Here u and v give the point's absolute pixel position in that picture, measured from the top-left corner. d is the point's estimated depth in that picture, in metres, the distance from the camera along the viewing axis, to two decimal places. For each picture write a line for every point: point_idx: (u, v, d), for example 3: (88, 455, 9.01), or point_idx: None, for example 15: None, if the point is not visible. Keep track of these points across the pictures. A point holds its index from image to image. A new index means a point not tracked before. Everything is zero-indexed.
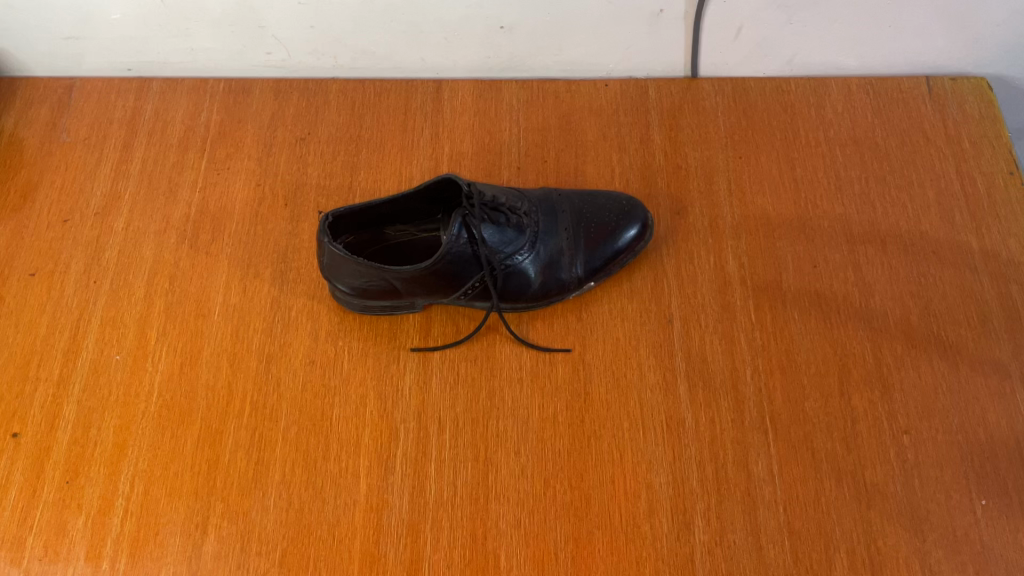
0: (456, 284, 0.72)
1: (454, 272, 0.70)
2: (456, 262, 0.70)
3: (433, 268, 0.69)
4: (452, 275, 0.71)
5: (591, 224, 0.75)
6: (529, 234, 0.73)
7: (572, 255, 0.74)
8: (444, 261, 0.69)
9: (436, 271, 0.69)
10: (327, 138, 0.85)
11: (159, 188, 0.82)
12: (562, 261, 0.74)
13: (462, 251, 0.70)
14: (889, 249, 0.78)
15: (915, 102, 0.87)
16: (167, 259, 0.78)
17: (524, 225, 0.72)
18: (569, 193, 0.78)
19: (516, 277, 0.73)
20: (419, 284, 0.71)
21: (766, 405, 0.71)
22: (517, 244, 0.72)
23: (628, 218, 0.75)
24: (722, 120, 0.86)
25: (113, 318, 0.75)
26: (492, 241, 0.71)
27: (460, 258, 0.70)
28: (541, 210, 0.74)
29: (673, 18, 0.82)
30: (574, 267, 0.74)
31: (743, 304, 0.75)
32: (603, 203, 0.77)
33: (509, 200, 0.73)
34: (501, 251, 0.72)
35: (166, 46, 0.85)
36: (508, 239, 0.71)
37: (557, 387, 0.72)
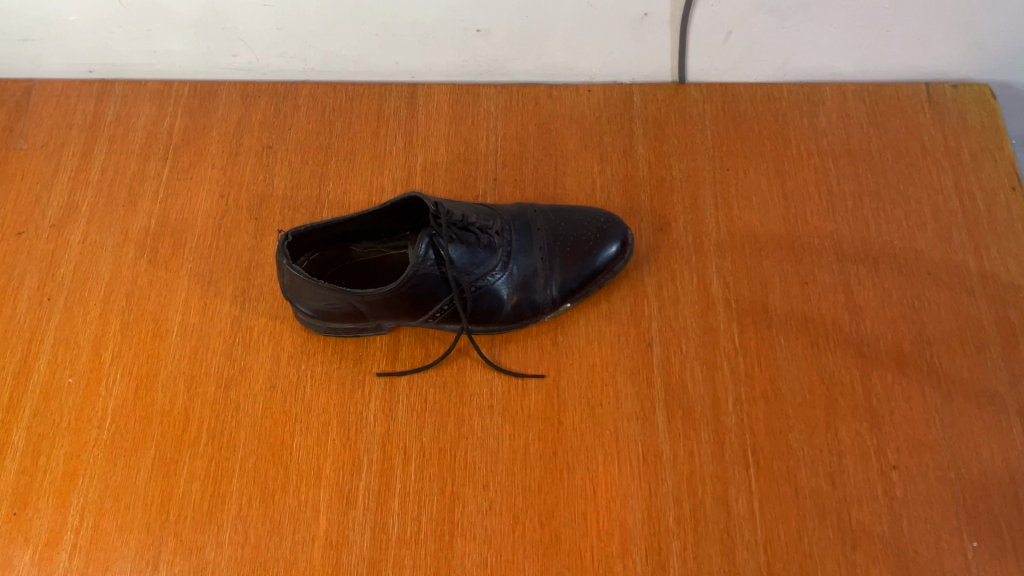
0: (424, 307, 0.68)
1: (421, 294, 0.67)
2: (422, 285, 0.66)
3: (397, 291, 0.65)
4: (419, 298, 0.67)
5: (568, 242, 0.71)
6: (501, 254, 0.69)
7: (547, 275, 0.70)
8: (409, 283, 0.66)
9: (401, 293, 0.66)
10: (295, 146, 0.81)
11: (118, 198, 0.78)
12: (537, 282, 0.70)
13: (428, 273, 0.66)
14: (882, 270, 0.74)
15: (914, 110, 0.82)
16: (124, 275, 0.75)
17: (496, 244, 0.69)
18: (546, 209, 0.74)
19: (488, 299, 0.69)
20: (384, 307, 0.67)
21: (748, 437, 0.67)
22: (488, 264, 0.68)
23: (606, 236, 0.71)
24: (709, 129, 0.82)
25: (67, 337, 0.72)
26: (461, 262, 0.67)
27: (426, 281, 0.66)
28: (515, 228, 0.71)
29: (658, 22, 0.77)
30: (548, 288, 0.70)
31: (727, 328, 0.72)
32: (582, 219, 0.73)
33: (480, 218, 0.69)
34: (472, 272, 0.68)
35: (128, 48, 0.81)
36: (478, 260, 0.68)
37: (529, 416, 0.68)
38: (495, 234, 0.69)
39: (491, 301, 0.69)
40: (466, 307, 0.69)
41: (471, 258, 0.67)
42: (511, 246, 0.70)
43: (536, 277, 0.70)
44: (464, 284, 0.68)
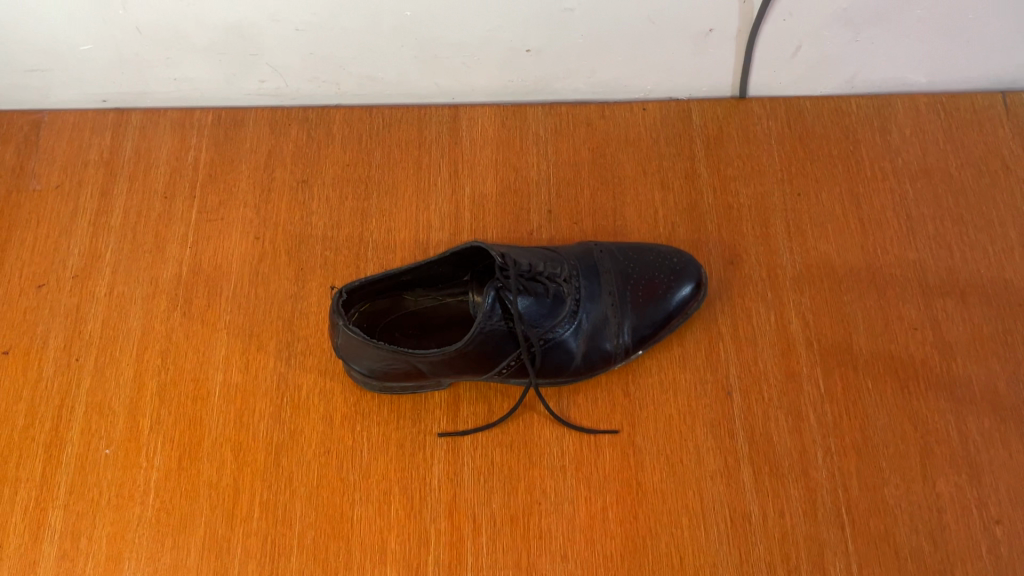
0: (489, 364, 0.62)
1: (488, 351, 0.62)
2: (489, 341, 0.61)
3: (462, 349, 0.60)
4: (484, 355, 0.61)
5: (639, 284, 0.66)
6: (571, 302, 0.63)
7: (619, 321, 0.65)
8: (475, 340, 0.60)
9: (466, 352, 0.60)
10: (332, 180, 0.75)
11: (144, 243, 0.73)
12: (608, 330, 0.65)
13: (496, 328, 0.61)
14: (970, 303, 0.69)
15: (992, 123, 0.77)
16: (156, 330, 0.69)
17: (565, 292, 0.63)
18: (611, 248, 0.69)
19: (556, 351, 0.64)
20: (447, 366, 0.61)
21: (841, 494, 0.63)
22: (558, 315, 0.63)
23: (679, 277, 0.66)
24: (776, 149, 0.76)
25: (101, 402, 0.66)
26: (529, 314, 0.62)
27: (493, 336, 0.61)
28: (582, 272, 0.66)
29: (723, 37, 0.72)
30: (620, 335, 0.65)
31: (810, 372, 0.67)
32: (651, 258, 0.68)
33: (547, 265, 0.64)
34: (541, 325, 0.62)
35: (146, 76, 0.75)
36: (547, 310, 0.62)
37: (604, 477, 0.64)
38: (564, 280, 0.63)
39: (560, 353, 0.64)
40: (534, 362, 0.63)
41: (540, 310, 0.62)
42: (580, 292, 0.64)
43: (607, 325, 0.65)
44: (533, 338, 0.62)
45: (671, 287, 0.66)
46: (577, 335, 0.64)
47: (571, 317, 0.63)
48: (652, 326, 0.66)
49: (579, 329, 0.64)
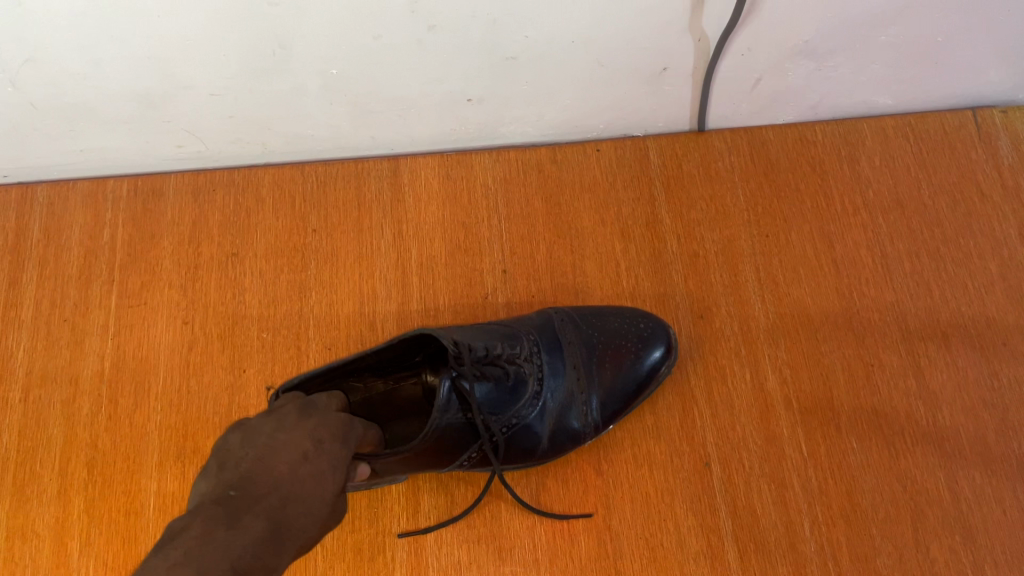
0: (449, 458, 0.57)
1: (448, 446, 0.56)
2: (449, 435, 0.55)
3: (419, 448, 0.54)
4: (443, 451, 0.56)
5: (605, 355, 0.62)
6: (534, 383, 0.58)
7: (585, 396, 0.61)
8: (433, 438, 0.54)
9: (423, 450, 0.55)
10: (264, 251, 0.69)
11: (60, 338, 0.66)
12: (574, 406, 0.60)
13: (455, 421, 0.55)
14: (953, 346, 0.66)
15: (964, 145, 0.73)
16: (80, 437, 0.63)
17: (527, 372, 0.58)
18: (572, 314, 0.64)
19: (522, 437, 0.59)
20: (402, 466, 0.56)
21: (832, 568, 0.59)
22: (521, 398, 0.58)
23: (647, 344, 0.62)
24: (740, 187, 0.71)
25: (23, 525, 0.60)
26: (489, 401, 0.56)
27: (453, 430, 0.55)
28: (544, 345, 0.60)
29: (679, 75, 0.66)
30: (589, 412, 0.61)
31: (792, 434, 0.63)
32: (616, 324, 0.63)
33: (506, 342, 0.58)
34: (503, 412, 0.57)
35: (47, 149, 0.67)
36: (509, 394, 0.57)
37: (581, 569, 0.59)
38: (525, 359, 0.58)
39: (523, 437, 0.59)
40: (496, 450, 0.58)
41: (501, 395, 0.56)
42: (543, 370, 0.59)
43: (571, 401, 0.60)
44: (495, 426, 0.57)
45: (638, 353, 0.62)
46: (543, 418, 0.59)
47: (535, 396, 0.58)
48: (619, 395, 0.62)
49: (545, 410, 0.59)
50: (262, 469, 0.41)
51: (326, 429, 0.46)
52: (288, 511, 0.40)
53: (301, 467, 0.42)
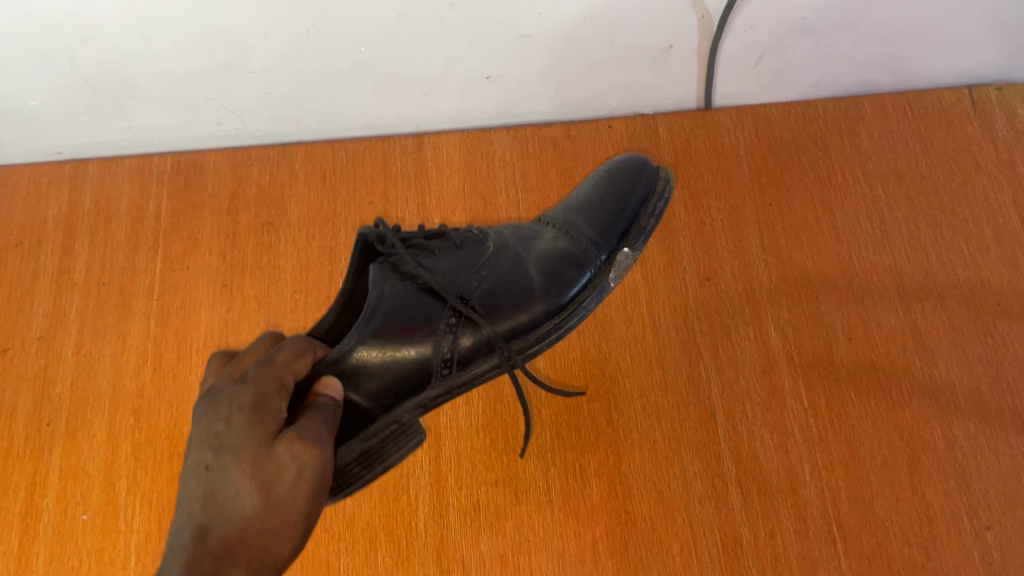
0: (430, 339, 0.53)
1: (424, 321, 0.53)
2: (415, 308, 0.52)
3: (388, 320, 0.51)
4: (416, 328, 0.52)
5: (573, 219, 0.63)
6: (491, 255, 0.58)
7: (571, 242, 0.61)
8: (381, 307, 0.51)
9: (398, 327, 0.51)
10: (298, 221, 0.74)
11: (110, 298, 0.71)
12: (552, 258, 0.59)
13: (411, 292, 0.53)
14: (949, 305, 0.69)
15: (960, 120, 0.76)
16: (127, 388, 0.68)
17: (480, 243, 0.58)
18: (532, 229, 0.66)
19: (513, 288, 0.56)
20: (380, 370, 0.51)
21: (832, 510, 0.62)
22: (480, 256, 0.57)
23: (616, 189, 0.65)
24: (745, 160, 0.75)
25: (75, 467, 0.65)
26: (441, 265, 0.55)
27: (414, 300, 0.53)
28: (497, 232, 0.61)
29: (685, 53, 0.71)
30: (584, 249, 0.61)
31: (793, 386, 0.67)
32: (580, 202, 0.65)
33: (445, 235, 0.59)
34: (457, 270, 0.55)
35: (100, 127, 0.73)
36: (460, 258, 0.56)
37: (592, 510, 0.63)
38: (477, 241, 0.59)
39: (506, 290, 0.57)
40: (479, 308, 0.54)
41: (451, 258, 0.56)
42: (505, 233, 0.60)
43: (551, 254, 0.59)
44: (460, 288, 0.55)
45: (611, 197, 0.64)
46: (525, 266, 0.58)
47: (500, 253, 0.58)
48: (612, 230, 0.62)
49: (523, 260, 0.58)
50: (177, 521, 0.40)
51: (220, 417, 0.43)
52: (198, 538, 0.38)
53: (203, 489, 0.41)
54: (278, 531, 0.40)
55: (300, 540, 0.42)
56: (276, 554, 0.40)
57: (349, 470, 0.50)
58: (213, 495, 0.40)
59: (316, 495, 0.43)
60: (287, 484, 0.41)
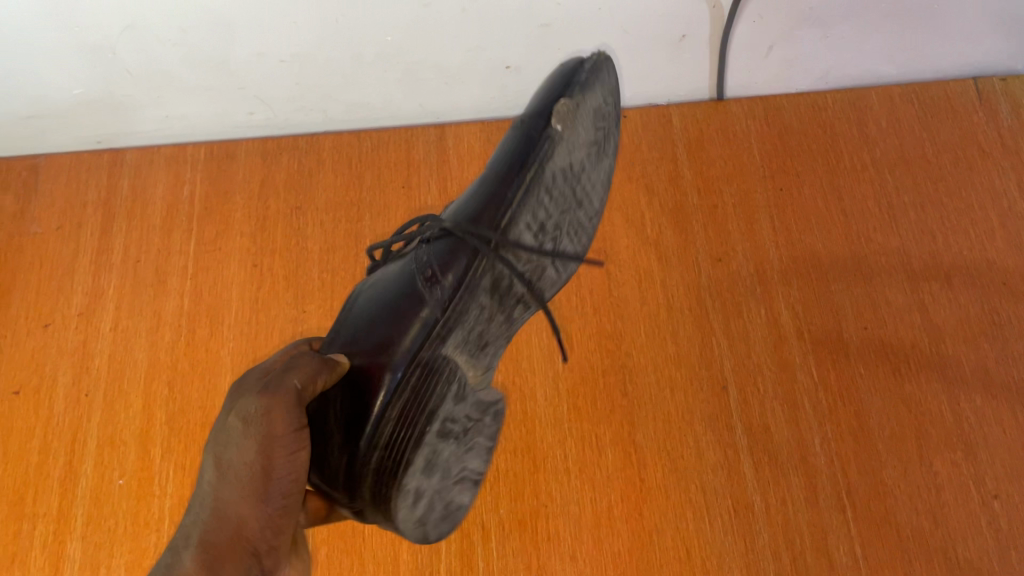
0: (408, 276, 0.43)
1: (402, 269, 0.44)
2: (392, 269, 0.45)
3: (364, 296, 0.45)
4: (395, 278, 0.44)
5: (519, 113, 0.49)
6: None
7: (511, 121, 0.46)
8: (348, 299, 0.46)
9: (373, 294, 0.44)
10: (325, 205, 0.77)
11: (146, 278, 0.75)
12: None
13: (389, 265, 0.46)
14: (956, 285, 0.71)
15: (965, 110, 0.78)
16: (162, 361, 0.71)
17: None
18: None
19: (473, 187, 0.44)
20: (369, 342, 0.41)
21: (841, 479, 0.64)
22: None
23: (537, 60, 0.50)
24: (756, 147, 0.78)
25: (112, 435, 0.68)
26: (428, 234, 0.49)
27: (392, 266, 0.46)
28: None
29: (697, 42, 0.73)
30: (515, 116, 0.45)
31: (803, 361, 0.69)
32: None
33: None
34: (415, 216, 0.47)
35: (138, 116, 0.76)
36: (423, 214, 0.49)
37: (608, 478, 0.65)
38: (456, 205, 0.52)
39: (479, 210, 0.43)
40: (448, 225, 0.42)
41: None
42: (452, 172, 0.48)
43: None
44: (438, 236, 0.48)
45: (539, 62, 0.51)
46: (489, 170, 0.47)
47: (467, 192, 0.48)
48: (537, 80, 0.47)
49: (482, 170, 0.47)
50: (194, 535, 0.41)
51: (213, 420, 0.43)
52: (173, 543, 0.38)
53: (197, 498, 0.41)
54: (227, 507, 0.37)
55: (263, 517, 0.37)
56: (224, 533, 0.37)
57: (397, 439, 0.39)
58: (195, 498, 0.40)
59: (268, 465, 0.37)
60: (233, 451, 0.38)
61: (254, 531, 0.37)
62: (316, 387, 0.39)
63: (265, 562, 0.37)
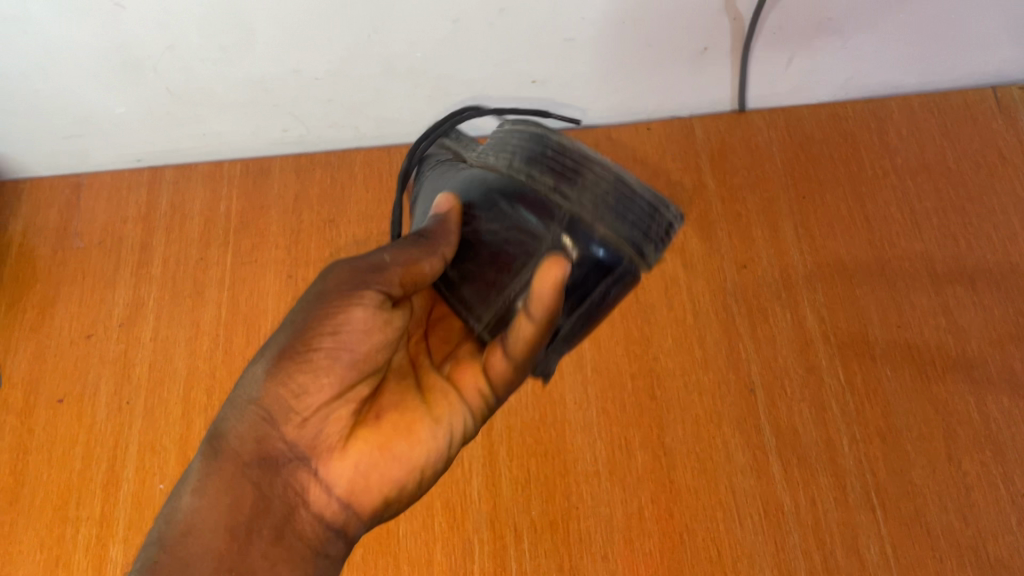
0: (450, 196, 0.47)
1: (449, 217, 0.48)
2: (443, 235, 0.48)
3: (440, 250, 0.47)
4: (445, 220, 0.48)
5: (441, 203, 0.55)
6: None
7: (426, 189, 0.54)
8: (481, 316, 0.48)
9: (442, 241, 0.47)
10: (357, 218, 0.79)
11: (184, 290, 0.77)
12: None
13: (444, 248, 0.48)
14: (980, 288, 0.72)
15: (985, 118, 0.79)
16: (201, 370, 0.73)
17: None
18: None
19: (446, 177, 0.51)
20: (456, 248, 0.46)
21: (870, 480, 0.65)
22: None
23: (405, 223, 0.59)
24: (778, 157, 0.79)
25: (152, 441, 0.71)
26: None
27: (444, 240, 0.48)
28: None
29: (718, 54, 0.74)
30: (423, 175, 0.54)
31: (829, 364, 0.69)
32: None
33: None
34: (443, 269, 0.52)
35: (176, 134, 0.79)
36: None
37: (638, 479, 0.66)
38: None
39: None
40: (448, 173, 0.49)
41: None
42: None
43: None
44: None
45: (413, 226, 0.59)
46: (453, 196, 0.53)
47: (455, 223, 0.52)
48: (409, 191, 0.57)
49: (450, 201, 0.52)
50: None
51: None
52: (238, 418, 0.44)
53: None
54: (253, 380, 0.42)
55: (286, 391, 0.41)
56: (247, 400, 0.42)
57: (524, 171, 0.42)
58: None
59: (309, 341, 0.42)
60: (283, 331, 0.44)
61: (273, 399, 0.41)
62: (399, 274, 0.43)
63: (280, 434, 0.41)
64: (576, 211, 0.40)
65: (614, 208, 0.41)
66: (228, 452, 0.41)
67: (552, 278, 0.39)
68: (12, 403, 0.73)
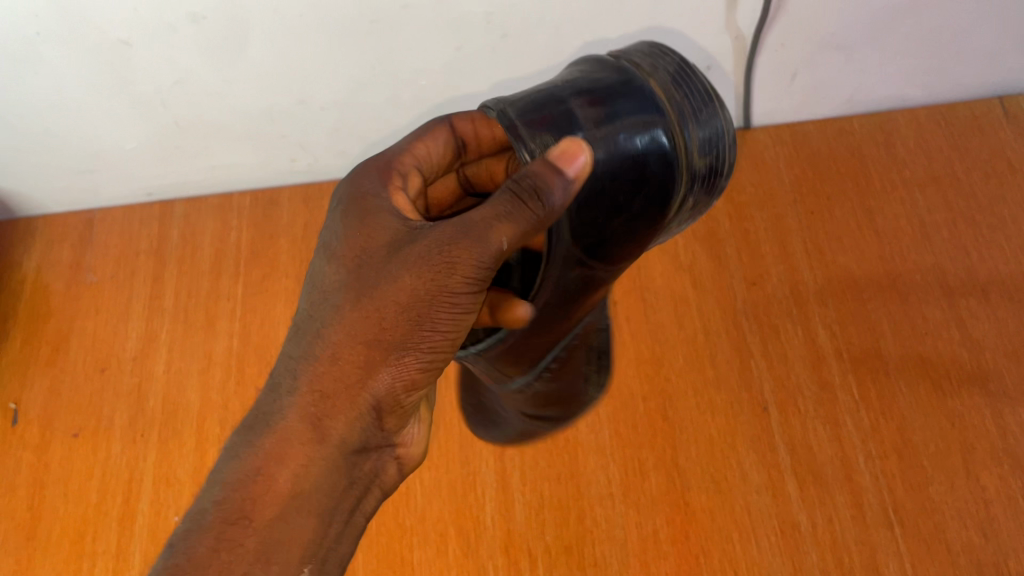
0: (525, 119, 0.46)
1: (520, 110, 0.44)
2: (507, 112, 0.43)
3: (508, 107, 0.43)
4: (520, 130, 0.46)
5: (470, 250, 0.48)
6: (543, 395, 0.57)
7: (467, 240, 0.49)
8: (575, 284, 0.43)
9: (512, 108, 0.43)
10: None
11: (196, 321, 0.77)
12: (546, 429, 0.64)
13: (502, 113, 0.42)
14: (993, 299, 0.71)
15: (992, 128, 0.79)
16: (214, 400, 0.73)
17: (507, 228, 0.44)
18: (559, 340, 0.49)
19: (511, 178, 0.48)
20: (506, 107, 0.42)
21: (887, 496, 0.64)
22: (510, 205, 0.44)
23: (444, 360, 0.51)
24: (785, 173, 0.79)
25: (166, 473, 0.71)
26: None
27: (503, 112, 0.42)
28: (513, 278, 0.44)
29: (721, 73, 0.74)
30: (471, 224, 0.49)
31: (843, 381, 0.69)
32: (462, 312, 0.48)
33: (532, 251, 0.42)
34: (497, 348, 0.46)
35: (187, 168, 0.80)
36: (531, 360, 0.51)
37: (653, 501, 0.65)
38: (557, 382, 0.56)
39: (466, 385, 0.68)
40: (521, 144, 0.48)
41: None
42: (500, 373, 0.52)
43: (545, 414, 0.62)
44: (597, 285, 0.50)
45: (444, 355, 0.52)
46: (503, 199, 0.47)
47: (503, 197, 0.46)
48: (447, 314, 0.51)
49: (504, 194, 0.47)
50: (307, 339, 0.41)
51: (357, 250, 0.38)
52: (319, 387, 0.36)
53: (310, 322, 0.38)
54: (363, 360, 0.36)
55: (397, 382, 0.37)
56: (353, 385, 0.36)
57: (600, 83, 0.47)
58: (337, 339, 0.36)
59: (436, 325, 0.36)
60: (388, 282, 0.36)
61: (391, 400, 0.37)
62: (495, 239, 0.35)
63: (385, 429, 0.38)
64: (648, 76, 0.41)
65: (676, 78, 0.41)
66: (331, 441, 0.36)
67: (577, 161, 0.35)
68: (28, 438, 0.73)
